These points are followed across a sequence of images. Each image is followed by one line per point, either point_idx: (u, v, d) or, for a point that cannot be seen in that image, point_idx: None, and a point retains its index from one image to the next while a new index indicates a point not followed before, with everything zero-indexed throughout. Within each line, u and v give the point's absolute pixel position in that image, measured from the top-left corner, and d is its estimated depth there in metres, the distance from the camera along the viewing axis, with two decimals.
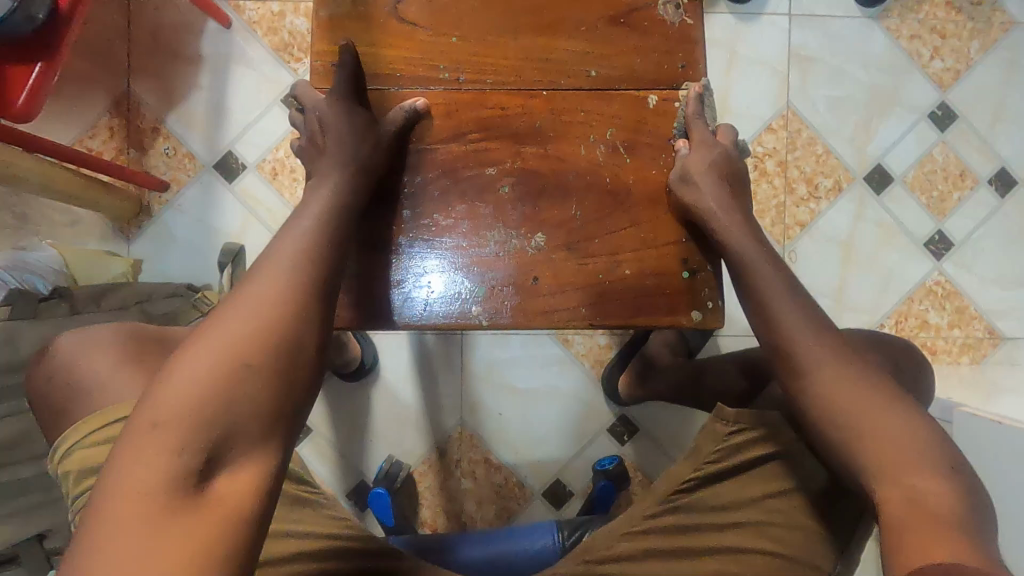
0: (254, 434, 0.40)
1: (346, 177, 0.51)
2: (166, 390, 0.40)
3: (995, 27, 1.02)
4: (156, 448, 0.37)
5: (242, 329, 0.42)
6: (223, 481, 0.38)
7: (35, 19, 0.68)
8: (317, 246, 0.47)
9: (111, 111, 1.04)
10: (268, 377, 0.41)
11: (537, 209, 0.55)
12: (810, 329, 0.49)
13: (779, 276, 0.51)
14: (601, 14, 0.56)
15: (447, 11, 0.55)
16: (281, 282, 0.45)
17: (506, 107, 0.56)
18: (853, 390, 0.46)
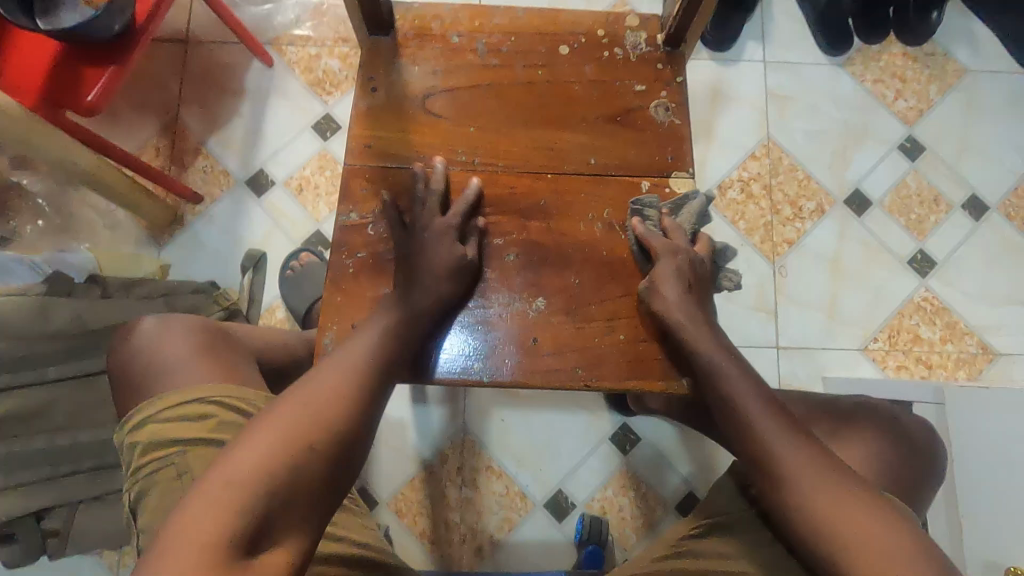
0: (303, 512, 0.44)
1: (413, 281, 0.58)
2: (239, 454, 0.45)
3: (949, 73, 1.22)
4: (223, 508, 0.41)
5: (313, 412, 0.48)
6: (269, 554, 0.42)
7: (112, 28, 0.78)
8: (383, 345, 0.54)
9: (159, 133, 1.13)
10: (326, 463, 0.47)
11: (540, 276, 0.62)
12: (778, 426, 0.54)
13: (740, 371, 0.57)
14: (601, 113, 0.66)
15: (468, 106, 0.65)
16: (348, 379, 0.51)
17: (515, 187, 0.64)
18: (842, 503, 0.49)
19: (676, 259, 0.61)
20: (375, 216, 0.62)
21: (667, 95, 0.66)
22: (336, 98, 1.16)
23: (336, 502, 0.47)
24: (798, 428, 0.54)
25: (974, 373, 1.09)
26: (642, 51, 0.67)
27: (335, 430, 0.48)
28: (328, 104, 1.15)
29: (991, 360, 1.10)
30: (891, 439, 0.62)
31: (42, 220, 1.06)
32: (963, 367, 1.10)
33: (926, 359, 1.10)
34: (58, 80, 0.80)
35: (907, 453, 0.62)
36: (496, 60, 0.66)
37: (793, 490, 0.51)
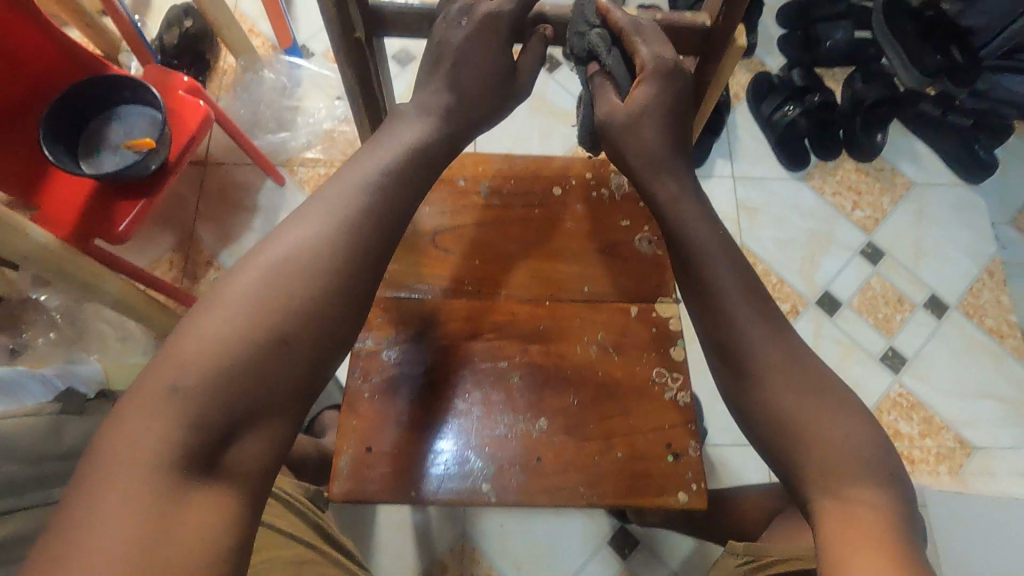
0: (264, 419, 0.46)
1: (393, 156, 0.56)
2: (191, 347, 0.44)
3: (898, 185, 1.35)
4: (174, 415, 0.42)
5: (271, 301, 0.47)
6: (231, 456, 0.44)
7: (149, 167, 0.87)
8: (352, 227, 0.52)
9: (174, 248, 1.20)
10: (293, 360, 0.47)
11: (542, 398, 0.67)
12: (760, 332, 0.55)
13: (732, 271, 0.58)
14: (592, 247, 0.74)
15: (474, 241, 0.73)
16: (312, 263, 0.50)
17: (517, 313, 0.70)
18: (805, 396, 0.52)
19: (663, 87, 0.60)
20: (389, 341, 0.68)
21: (649, 228, 0.75)
22: None
23: (305, 389, 0.48)
24: (784, 334, 0.56)
25: (954, 467, 1.13)
26: (625, 191, 0.77)
27: (294, 324, 0.48)
28: None
29: (969, 454, 1.15)
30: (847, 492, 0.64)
31: (55, 332, 1.10)
32: (943, 461, 1.14)
33: (907, 455, 1.14)
34: (93, 213, 0.87)
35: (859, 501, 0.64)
36: (498, 201, 0.75)
37: (759, 383, 0.54)
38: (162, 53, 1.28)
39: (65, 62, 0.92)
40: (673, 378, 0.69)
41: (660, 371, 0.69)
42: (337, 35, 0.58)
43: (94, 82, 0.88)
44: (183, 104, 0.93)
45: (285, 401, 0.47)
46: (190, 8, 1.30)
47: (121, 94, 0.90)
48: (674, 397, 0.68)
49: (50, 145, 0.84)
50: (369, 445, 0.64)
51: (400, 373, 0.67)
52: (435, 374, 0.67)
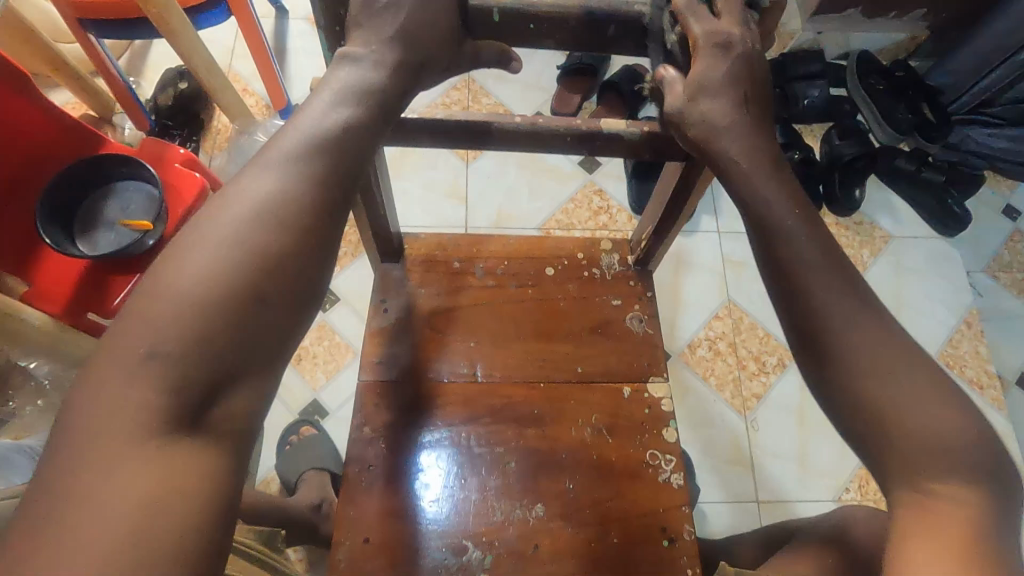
0: (248, 373, 0.43)
1: (346, 94, 0.50)
2: (159, 311, 0.41)
3: (877, 238, 1.41)
4: (149, 381, 0.39)
5: (242, 253, 0.44)
6: (221, 413, 0.42)
7: (145, 242, 0.87)
8: (313, 170, 0.48)
9: None
10: (268, 309, 0.44)
11: (537, 484, 0.68)
12: (844, 310, 0.50)
13: (802, 241, 0.52)
14: (584, 326, 0.76)
15: (468, 324, 0.75)
16: (273, 209, 0.46)
17: (512, 395, 0.72)
18: (893, 373, 0.47)
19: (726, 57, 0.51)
20: (385, 429, 0.69)
21: (640, 307, 0.78)
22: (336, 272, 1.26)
23: (288, 333, 0.45)
24: (866, 304, 0.50)
25: None
26: (616, 271, 0.80)
27: (264, 271, 0.44)
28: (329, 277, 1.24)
29: None
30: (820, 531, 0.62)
31: (42, 400, 1.08)
32: None
33: None
34: (87, 289, 0.87)
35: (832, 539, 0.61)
36: (491, 282, 0.78)
37: (843, 358, 0.49)
38: (157, 113, 1.32)
39: (60, 138, 0.94)
40: (666, 460, 0.70)
41: (653, 454, 0.70)
42: None
43: (92, 159, 0.90)
44: (179, 176, 0.95)
45: (265, 351, 0.44)
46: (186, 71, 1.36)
47: (118, 171, 0.92)
48: (668, 479, 0.69)
49: (46, 222, 0.85)
50: (366, 537, 0.64)
51: (397, 459, 0.68)
52: (434, 462, 0.68)
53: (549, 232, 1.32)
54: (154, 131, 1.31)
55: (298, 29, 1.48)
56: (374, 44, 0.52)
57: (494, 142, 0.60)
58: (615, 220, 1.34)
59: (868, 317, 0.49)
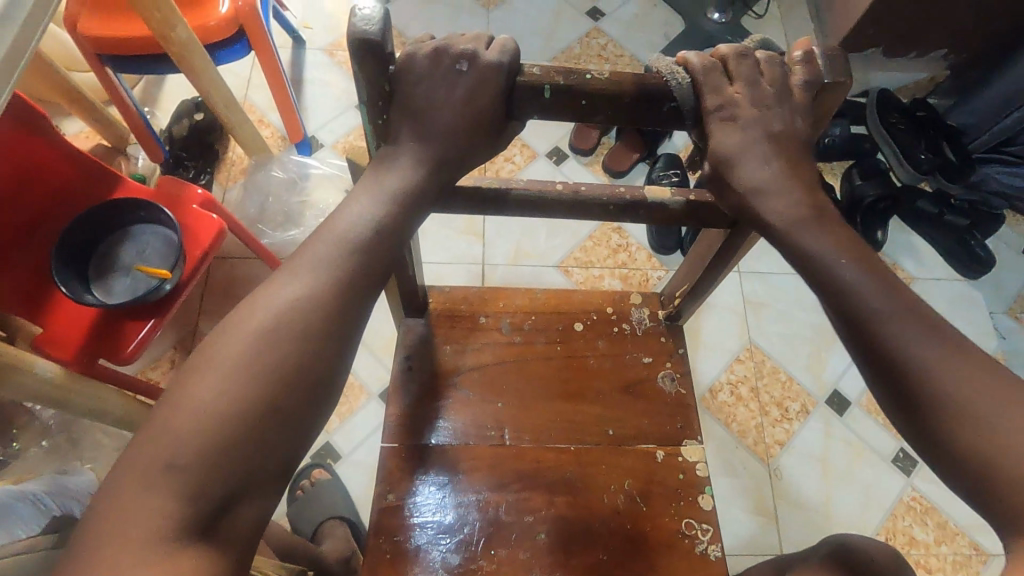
0: (265, 483, 0.40)
1: (380, 197, 0.48)
2: (184, 417, 0.39)
3: (900, 279, 1.39)
4: (167, 490, 0.37)
5: (270, 358, 0.41)
6: (234, 524, 0.39)
7: (162, 289, 0.85)
8: (342, 274, 0.45)
9: (176, 346, 1.16)
10: (290, 418, 0.41)
11: (570, 557, 0.65)
12: (915, 334, 0.43)
13: (859, 270, 0.46)
14: (614, 386, 0.74)
15: (494, 385, 0.73)
16: (302, 315, 0.43)
17: (542, 460, 0.69)
18: (990, 396, 0.40)
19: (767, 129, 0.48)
20: (409, 494, 0.66)
21: (671, 365, 0.75)
22: None
23: (307, 441, 0.43)
24: (920, 309, 0.44)
25: None
26: (646, 325, 0.78)
27: (287, 379, 0.42)
28: None
29: (986, 561, 1.12)
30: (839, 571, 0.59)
31: (47, 441, 1.05)
32: (961, 570, 1.11)
33: (925, 564, 1.11)
34: (99, 335, 0.84)
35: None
36: (518, 338, 0.75)
37: (919, 390, 0.42)
38: (171, 144, 1.31)
39: (74, 176, 0.92)
40: (703, 530, 0.67)
41: (689, 523, 0.67)
42: None
43: (106, 203, 0.88)
44: (197, 217, 0.92)
45: (284, 463, 0.41)
46: (201, 101, 1.35)
47: (136, 215, 0.90)
48: (705, 551, 0.66)
49: (61, 270, 0.82)
50: None
51: (425, 535, 0.65)
52: (463, 534, 0.65)
53: (568, 270, 1.30)
54: (168, 162, 1.29)
55: (315, 59, 1.47)
56: (412, 141, 0.49)
57: (533, 208, 0.58)
58: (634, 258, 1.32)
59: (941, 339, 0.42)
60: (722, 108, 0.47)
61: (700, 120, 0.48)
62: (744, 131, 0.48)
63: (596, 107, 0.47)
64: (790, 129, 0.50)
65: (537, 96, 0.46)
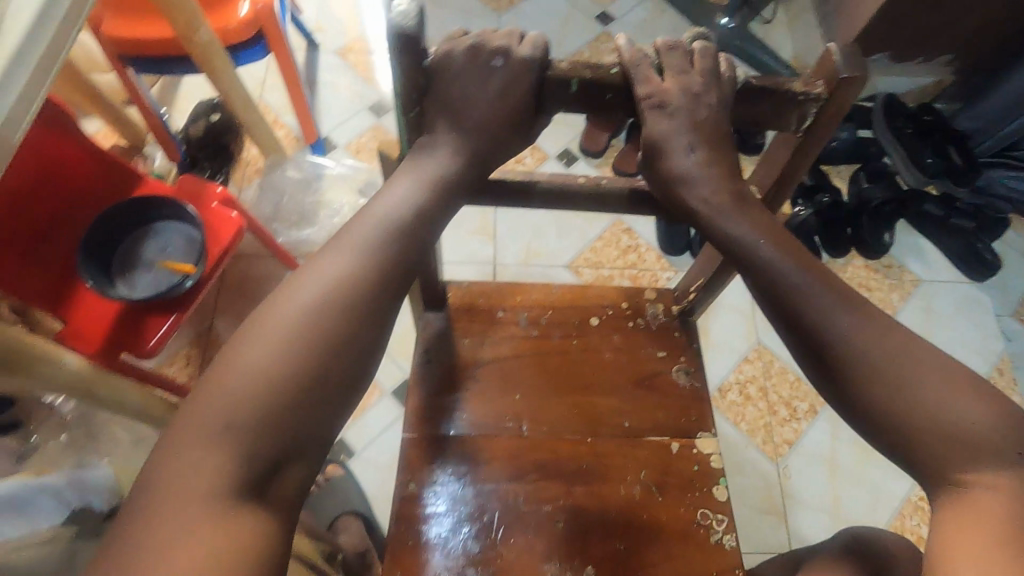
0: (313, 448, 0.42)
1: (420, 181, 0.49)
2: (239, 381, 0.40)
3: (907, 282, 1.40)
4: (224, 450, 0.39)
5: (319, 328, 0.43)
6: (285, 487, 0.41)
7: (183, 285, 0.86)
8: (386, 254, 0.47)
9: (192, 342, 1.18)
10: (337, 386, 0.43)
11: (588, 545, 0.66)
12: (834, 309, 0.47)
13: (783, 253, 0.50)
14: (629, 379, 0.75)
15: (512, 377, 0.74)
16: (349, 292, 0.45)
17: (560, 451, 0.70)
18: (900, 362, 0.45)
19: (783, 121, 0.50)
20: (429, 483, 0.68)
21: (685, 359, 0.77)
22: None
23: (353, 408, 0.44)
24: (833, 285, 0.48)
25: None
26: (661, 321, 0.79)
27: (335, 353, 0.43)
28: None
29: None
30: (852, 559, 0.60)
31: (65, 435, 1.07)
32: None
33: None
34: (123, 329, 0.86)
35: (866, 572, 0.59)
36: (535, 332, 0.77)
37: (841, 362, 0.46)
38: (187, 144, 1.33)
39: (99, 174, 0.94)
40: (717, 519, 0.68)
41: (704, 513, 0.68)
42: None
43: (129, 201, 0.90)
44: (216, 214, 0.94)
45: (330, 429, 0.43)
46: (218, 103, 1.37)
47: (157, 211, 0.92)
48: (720, 540, 0.67)
49: (86, 267, 0.85)
50: None
51: (437, 525, 0.66)
52: (482, 522, 0.66)
53: (578, 271, 1.31)
54: (184, 162, 1.31)
55: (329, 62, 1.49)
56: (450, 130, 0.50)
57: (555, 201, 0.59)
58: (643, 259, 1.33)
59: (853, 312, 0.47)
60: (653, 97, 0.48)
61: (634, 107, 0.49)
62: (705, 113, 0.49)
63: (619, 103, 0.49)
64: (807, 123, 0.50)
65: (564, 91, 0.48)
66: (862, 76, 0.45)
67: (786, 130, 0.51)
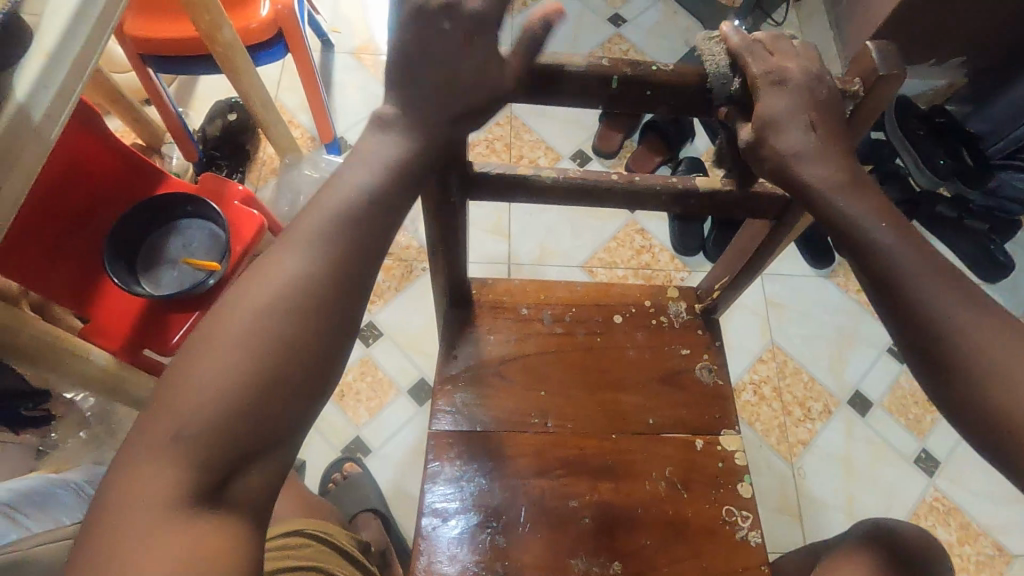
0: (268, 451, 0.42)
1: (374, 171, 0.48)
2: (187, 389, 0.41)
3: None
4: (173, 459, 0.39)
5: (265, 331, 0.43)
6: (240, 491, 0.41)
7: (206, 284, 0.87)
8: (338, 248, 0.46)
9: None
10: (287, 386, 0.42)
11: (614, 541, 0.66)
12: (944, 293, 0.47)
13: (898, 237, 0.48)
14: (653, 376, 0.75)
15: (537, 374, 0.74)
16: (300, 291, 0.44)
17: (585, 447, 0.71)
18: (1009, 350, 0.45)
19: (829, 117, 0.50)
20: (455, 479, 0.68)
21: (709, 357, 0.77)
22: (380, 305, 1.26)
23: (310, 407, 0.44)
24: (945, 269, 0.48)
25: None
26: (684, 318, 0.79)
27: (290, 352, 0.43)
28: (373, 312, 1.24)
29: (1009, 561, 1.13)
30: (876, 549, 0.60)
31: (84, 431, 1.07)
32: (985, 570, 1.12)
33: None
34: (147, 326, 0.86)
35: (889, 564, 0.59)
36: (559, 329, 0.77)
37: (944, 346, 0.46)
38: (204, 143, 1.33)
39: (123, 172, 0.95)
40: (742, 516, 0.68)
41: (729, 510, 0.69)
42: (434, 203, 0.61)
43: (155, 199, 0.91)
44: (238, 213, 0.95)
45: (285, 431, 0.43)
46: (235, 102, 1.38)
47: (184, 209, 0.93)
48: (746, 537, 0.67)
49: (111, 263, 0.85)
50: None
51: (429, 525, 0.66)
52: (507, 518, 0.66)
53: (592, 271, 1.32)
54: (201, 161, 1.31)
55: (344, 63, 1.50)
56: (408, 110, 0.48)
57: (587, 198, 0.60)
58: (657, 259, 1.34)
59: (963, 299, 0.47)
60: (771, 73, 0.47)
61: (687, 100, 0.50)
62: (790, 94, 0.48)
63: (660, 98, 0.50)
64: (845, 120, 0.51)
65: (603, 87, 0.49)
66: (899, 75, 0.47)
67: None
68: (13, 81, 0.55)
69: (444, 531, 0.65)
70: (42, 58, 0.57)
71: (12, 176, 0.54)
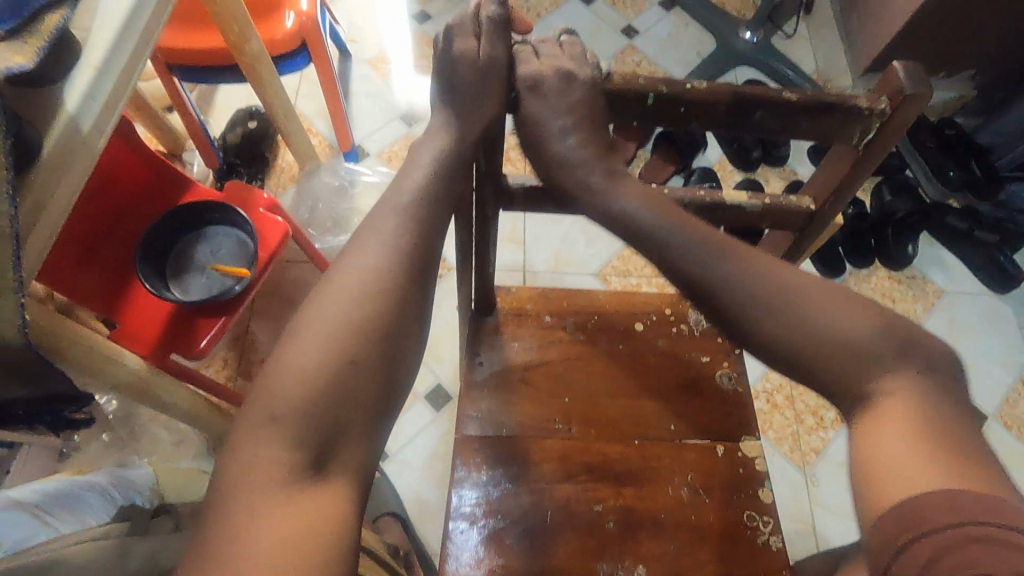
0: (353, 432, 0.46)
1: (430, 176, 0.54)
2: (281, 376, 0.46)
3: (930, 292, 1.42)
4: (273, 439, 0.44)
5: (344, 321, 0.47)
6: (335, 469, 0.45)
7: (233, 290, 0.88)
8: (403, 246, 0.51)
9: (229, 344, 1.20)
10: (367, 369, 0.47)
11: (640, 544, 0.68)
12: (724, 263, 0.52)
13: (665, 221, 0.55)
14: (676, 383, 0.77)
15: (561, 381, 0.76)
16: (379, 281, 0.49)
17: (609, 453, 0.72)
18: (793, 298, 0.50)
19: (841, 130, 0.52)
20: (483, 482, 0.69)
21: (729, 363, 0.78)
22: None
23: (391, 390, 0.48)
24: (715, 241, 0.54)
25: None
26: (704, 326, 0.81)
27: (375, 335, 0.48)
28: None
29: None
30: None
31: (108, 433, 1.09)
32: None
33: None
34: (175, 331, 0.88)
35: None
36: (582, 336, 0.79)
37: (744, 317, 0.51)
38: (225, 150, 1.36)
39: (156, 182, 0.97)
40: (765, 521, 0.69)
41: (750, 515, 0.70)
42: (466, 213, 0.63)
43: (186, 206, 0.93)
44: (264, 219, 0.97)
45: (368, 410, 0.47)
46: (255, 110, 1.41)
47: (212, 217, 0.95)
48: (767, 541, 0.68)
49: (143, 267, 0.88)
50: None
51: (457, 527, 0.67)
52: (532, 522, 0.68)
53: (606, 278, 1.33)
54: (222, 167, 1.33)
55: (360, 72, 1.53)
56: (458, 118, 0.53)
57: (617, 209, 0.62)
58: None
59: (739, 263, 0.53)
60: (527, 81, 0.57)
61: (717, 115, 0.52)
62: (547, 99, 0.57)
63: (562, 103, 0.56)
64: (870, 136, 0.52)
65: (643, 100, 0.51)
66: (926, 94, 0.49)
67: (848, 143, 0.54)
68: (65, 92, 0.57)
69: (469, 536, 0.67)
70: (92, 71, 0.59)
71: (64, 184, 0.56)
